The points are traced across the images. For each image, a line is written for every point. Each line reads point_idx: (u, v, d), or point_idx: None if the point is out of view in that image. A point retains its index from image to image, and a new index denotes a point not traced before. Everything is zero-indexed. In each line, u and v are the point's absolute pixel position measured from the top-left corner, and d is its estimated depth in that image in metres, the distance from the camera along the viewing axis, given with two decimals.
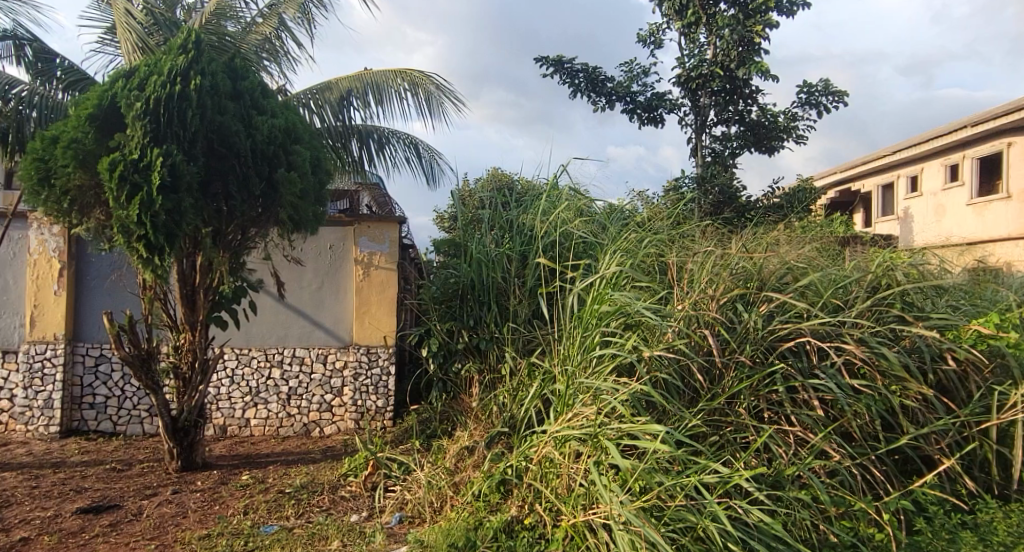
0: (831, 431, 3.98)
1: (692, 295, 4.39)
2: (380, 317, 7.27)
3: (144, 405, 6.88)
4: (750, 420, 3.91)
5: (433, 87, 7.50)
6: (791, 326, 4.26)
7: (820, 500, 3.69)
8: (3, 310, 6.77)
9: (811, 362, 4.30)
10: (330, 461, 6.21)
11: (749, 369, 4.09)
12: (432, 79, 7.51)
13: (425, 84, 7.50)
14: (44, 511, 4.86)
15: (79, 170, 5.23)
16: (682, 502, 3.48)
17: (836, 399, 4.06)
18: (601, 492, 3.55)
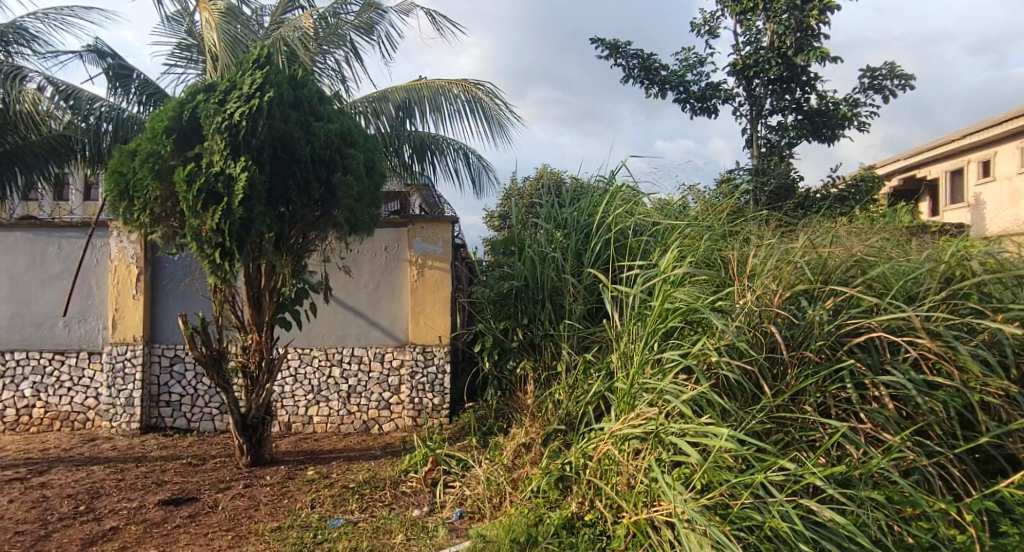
0: (907, 431, 3.86)
1: (755, 289, 4.32)
2: (435, 316, 7.41)
3: (215, 403, 7.21)
4: (817, 417, 3.83)
5: (487, 98, 7.61)
6: (857, 321, 4.15)
7: (896, 500, 3.60)
8: (88, 313, 7.19)
9: (882, 357, 4.19)
10: (391, 457, 6.38)
11: (815, 365, 4.03)
12: (486, 90, 7.61)
13: (478, 95, 7.60)
14: (130, 502, 5.16)
15: (156, 181, 5.52)
16: (748, 500, 3.47)
17: (910, 396, 3.96)
18: (663, 489, 3.57)
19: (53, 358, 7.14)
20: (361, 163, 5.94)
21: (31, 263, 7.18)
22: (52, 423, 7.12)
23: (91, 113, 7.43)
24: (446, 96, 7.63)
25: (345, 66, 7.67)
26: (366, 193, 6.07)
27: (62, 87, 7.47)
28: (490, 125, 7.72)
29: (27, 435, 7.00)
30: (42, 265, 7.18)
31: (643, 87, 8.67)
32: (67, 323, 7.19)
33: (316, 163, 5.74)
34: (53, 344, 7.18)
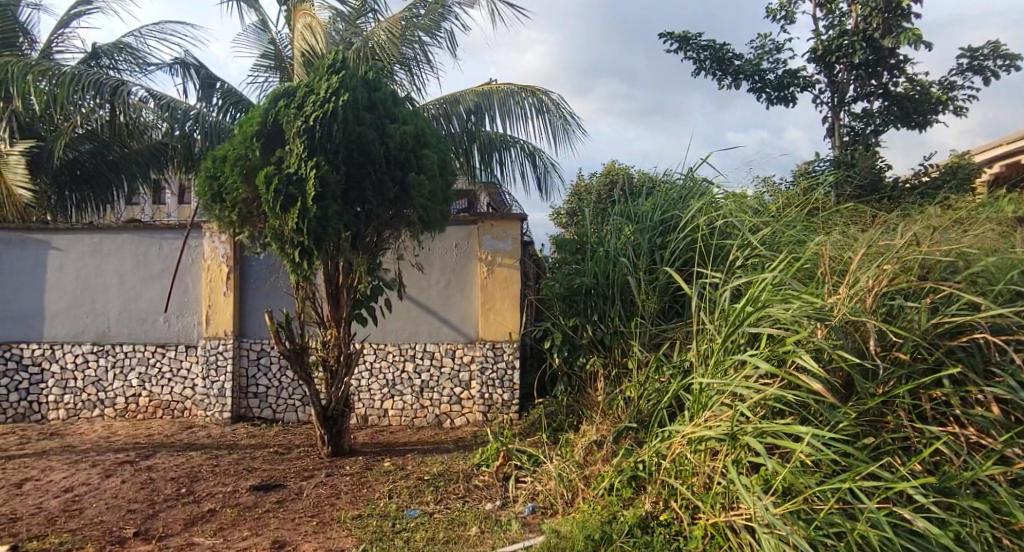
0: (1019, 437, 3.66)
1: (847, 287, 4.18)
2: (504, 313, 7.53)
3: (297, 395, 7.57)
4: (910, 421, 3.73)
5: (555, 106, 7.69)
6: (959, 321, 3.97)
7: (1000, 510, 3.43)
8: (184, 309, 7.69)
9: (986, 358, 3.99)
10: (463, 451, 6.54)
11: (907, 367, 3.88)
12: (554, 98, 7.69)
13: (547, 102, 7.69)
14: (224, 487, 5.51)
15: (245, 184, 5.86)
16: (835, 506, 3.43)
17: (1019, 401, 3.76)
18: (742, 494, 3.56)
19: (154, 351, 7.65)
20: (433, 163, 6.11)
21: (135, 263, 7.72)
22: (154, 411, 7.65)
23: (186, 120, 7.84)
24: (516, 98, 7.76)
25: (417, 69, 7.91)
26: (438, 192, 6.24)
27: (160, 97, 7.92)
28: (556, 134, 7.80)
29: (132, 422, 7.54)
30: (145, 265, 7.71)
31: (717, 77, 8.51)
32: (168, 318, 7.70)
33: (391, 164, 5.94)
34: (154, 338, 7.70)
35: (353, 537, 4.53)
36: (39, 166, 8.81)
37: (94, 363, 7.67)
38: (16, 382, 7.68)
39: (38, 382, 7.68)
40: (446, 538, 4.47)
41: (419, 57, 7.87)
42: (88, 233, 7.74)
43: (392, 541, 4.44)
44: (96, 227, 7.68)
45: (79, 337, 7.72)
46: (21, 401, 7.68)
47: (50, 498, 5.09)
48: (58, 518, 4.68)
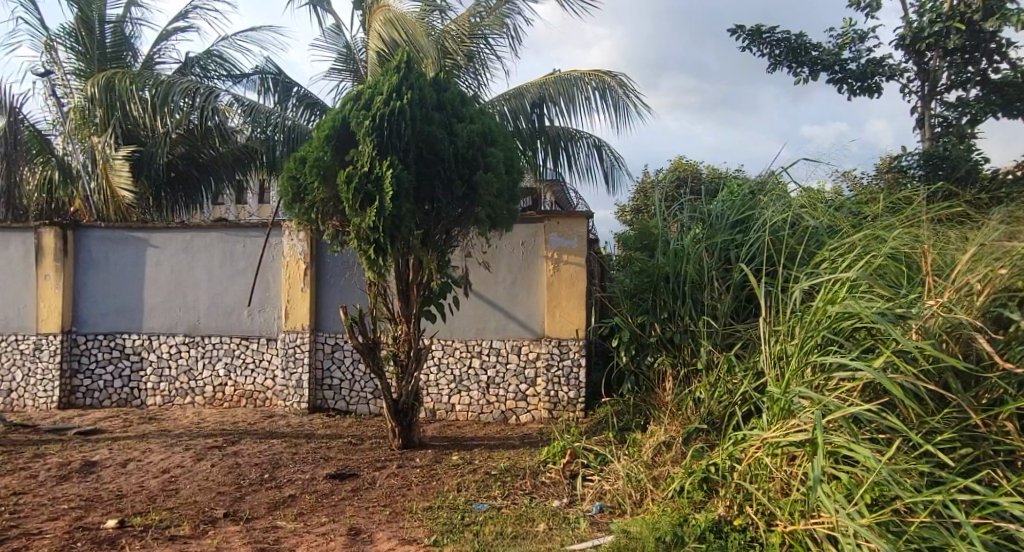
0: None
1: (947, 298, 3.96)
2: (570, 309, 7.54)
3: (369, 388, 7.82)
4: (1015, 432, 3.49)
5: (619, 89, 7.59)
6: None
7: None
8: (265, 304, 8.06)
9: None
10: (530, 447, 6.59)
11: (1012, 376, 3.63)
12: (619, 81, 7.58)
13: (611, 86, 7.60)
14: (304, 474, 5.76)
15: (322, 184, 6.08)
16: (927, 520, 3.31)
17: None
18: (823, 503, 3.46)
19: (238, 343, 8.05)
20: (500, 161, 6.18)
21: (222, 259, 8.14)
22: (238, 400, 8.06)
23: (269, 125, 8.16)
24: (581, 86, 7.68)
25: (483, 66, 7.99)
26: (505, 190, 6.32)
27: (245, 102, 8.34)
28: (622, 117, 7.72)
29: (219, 410, 7.96)
30: (230, 261, 8.12)
31: (793, 70, 8.26)
32: (251, 312, 8.09)
33: (458, 162, 6.04)
34: (238, 330, 8.10)
35: (425, 528, 4.61)
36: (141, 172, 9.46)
37: (186, 353, 8.13)
38: (119, 370, 8.23)
39: (137, 370, 8.20)
40: (515, 532, 4.49)
41: (484, 56, 8.00)
42: (181, 231, 8.21)
43: (462, 534, 4.48)
44: (188, 225, 8.15)
45: (173, 328, 8.20)
46: (123, 387, 8.22)
47: (149, 478, 5.45)
48: (157, 497, 5.01)
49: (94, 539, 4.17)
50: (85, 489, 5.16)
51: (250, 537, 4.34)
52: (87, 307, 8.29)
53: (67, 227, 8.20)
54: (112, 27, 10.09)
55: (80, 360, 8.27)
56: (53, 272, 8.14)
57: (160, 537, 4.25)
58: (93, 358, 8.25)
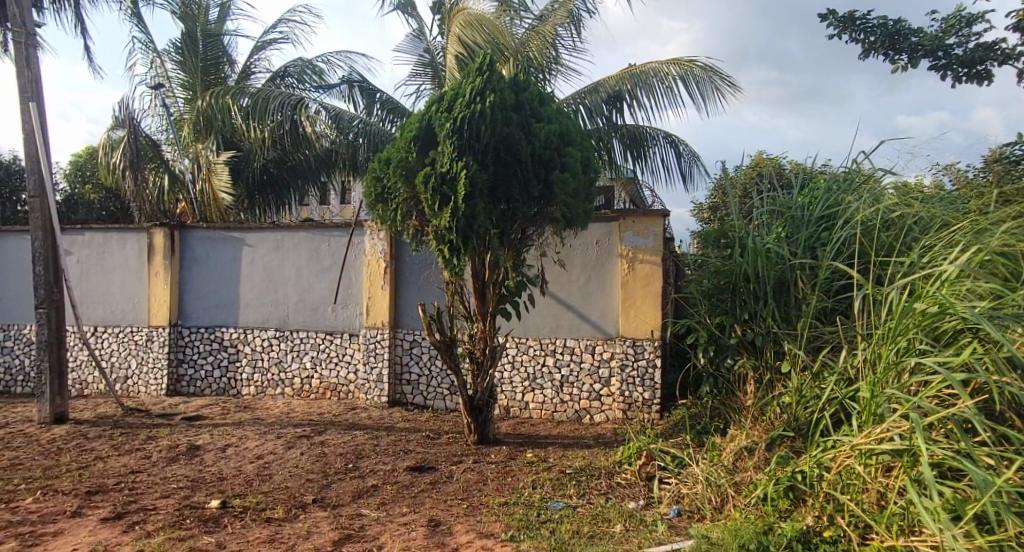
0: None
1: None
2: (646, 309, 7.47)
3: (446, 384, 8.01)
4: None
5: (700, 72, 7.39)
6: None
7: None
8: (349, 301, 8.39)
9: None
10: (605, 448, 6.58)
11: None
12: (698, 65, 7.40)
13: (690, 72, 7.43)
14: (385, 465, 5.98)
15: (404, 185, 6.26)
16: None
17: None
18: (926, 520, 3.31)
19: (324, 338, 8.41)
20: (578, 161, 6.22)
21: (310, 258, 8.52)
22: (323, 392, 8.42)
23: (352, 130, 8.56)
24: (660, 77, 7.56)
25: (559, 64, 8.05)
26: (580, 189, 6.34)
27: (331, 110, 8.71)
28: (704, 99, 7.50)
29: (306, 401, 8.35)
30: (317, 260, 8.49)
31: (889, 58, 7.57)
32: (335, 308, 8.44)
33: (535, 163, 6.10)
34: (324, 325, 8.46)
35: (501, 523, 4.68)
36: (240, 174, 10.09)
37: (277, 346, 8.57)
38: (218, 360, 8.75)
39: (234, 361, 8.70)
40: (590, 532, 4.47)
41: (560, 55, 8.06)
42: (273, 231, 8.65)
43: (538, 531, 4.50)
44: (279, 226, 8.58)
45: (266, 323, 8.65)
46: (221, 377, 8.74)
47: (246, 463, 5.80)
48: (253, 481, 5.33)
49: (200, 517, 4.49)
50: (191, 471, 5.55)
51: (337, 523, 4.55)
52: (190, 301, 8.87)
53: (174, 228, 8.80)
54: (213, 39, 10.72)
55: (184, 351, 8.85)
56: (162, 269, 8.76)
57: (258, 519, 4.53)
58: (196, 349, 8.82)
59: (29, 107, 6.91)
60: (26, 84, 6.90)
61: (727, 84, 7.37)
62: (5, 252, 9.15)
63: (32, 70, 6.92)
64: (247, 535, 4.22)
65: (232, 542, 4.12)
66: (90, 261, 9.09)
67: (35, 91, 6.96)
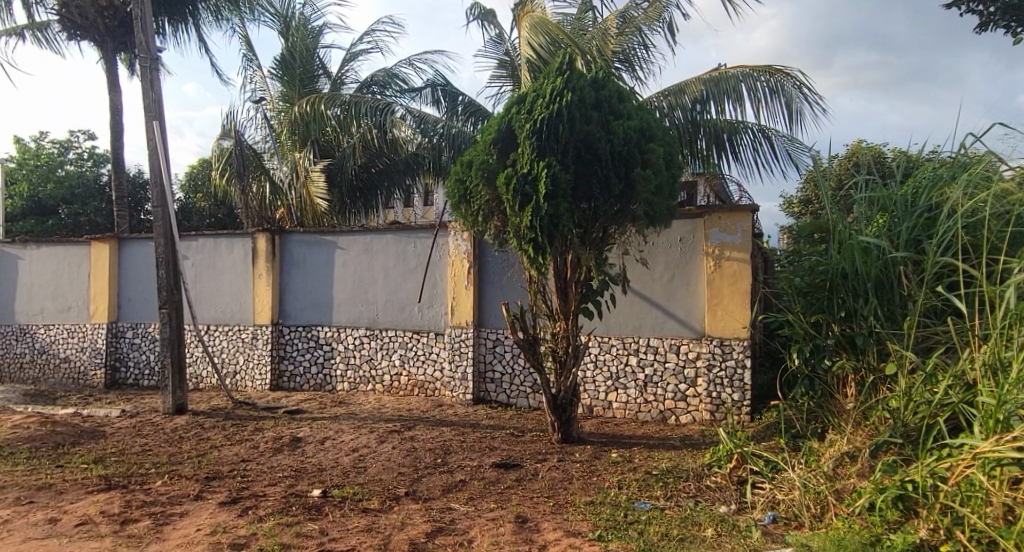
0: None
1: None
2: (734, 308, 7.27)
3: (529, 383, 8.08)
4: None
5: (792, 88, 7.23)
6: None
7: None
8: (434, 301, 8.62)
9: None
10: (692, 449, 6.46)
11: None
12: (791, 72, 7.17)
13: (781, 80, 7.23)
14: (472, 461, 6.11)
15: (486, 187, 6.36)
16: None
17: None
18: None
19: (411, 336, 8.67)
20: (660, 157, 6.14)
21: (397, 259, 8.81)
22: (411, 389, 8.69)
23: (436, 133, 8.83)
24: (748, 82, 7.36)
25: (642, 61, 7.93)
26: (663, 187, 6.25)
27: (415, 114, 9.03)
28: (793, 117, 7.34)
29: (396, 398, 8.63)
30: (404, 261, 8.77)
31: (1009, 32, 7.01)
32: (422, 308, 8.69)
33: (616, 161, 6.08)
34: (411, 324, 8.72)
35: (589, 522, 4.69)
36: (334, 180, 10.58)
37: (368, 344, 8.92)
38: (315, 357, 9.20)
39: (329, 358, 9.12)
40: (680, 535, 4.40)
41: (641, 51, 7.90)
42: (363, 234, 9.01)
43: (627, 531, 4.48)
44: (369, 228, 8.92)
45: (358, 322, 9.02)
46: (318, 373, 9.18)
47: (343, 455, 6.08)
48: (350, 472, 5.59)
49: (304, 505, 4.75)
50: (294, 461, 5.87)
51: (429, 516, 4.70)
52: (289, 302, 9.36)
53: (274, 232, 9.32)
54: (309, 53, 11.30)
55: (285, 348, 9.34)
56: (264, 271, 9.30)
57: (356, 509, 4.75)
58: (295, 346, 9.30)
59: (153, 125, 7.51)
60: (151, 105, 7.51)
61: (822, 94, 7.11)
62: (129, 257, 9.97)
63: (155, 91, 7.53)
64: (346, 524, 4.44)
65: (333, 529, 4.34)
66: (202, 265, 9.76)
67: (157, 110, 7.56)
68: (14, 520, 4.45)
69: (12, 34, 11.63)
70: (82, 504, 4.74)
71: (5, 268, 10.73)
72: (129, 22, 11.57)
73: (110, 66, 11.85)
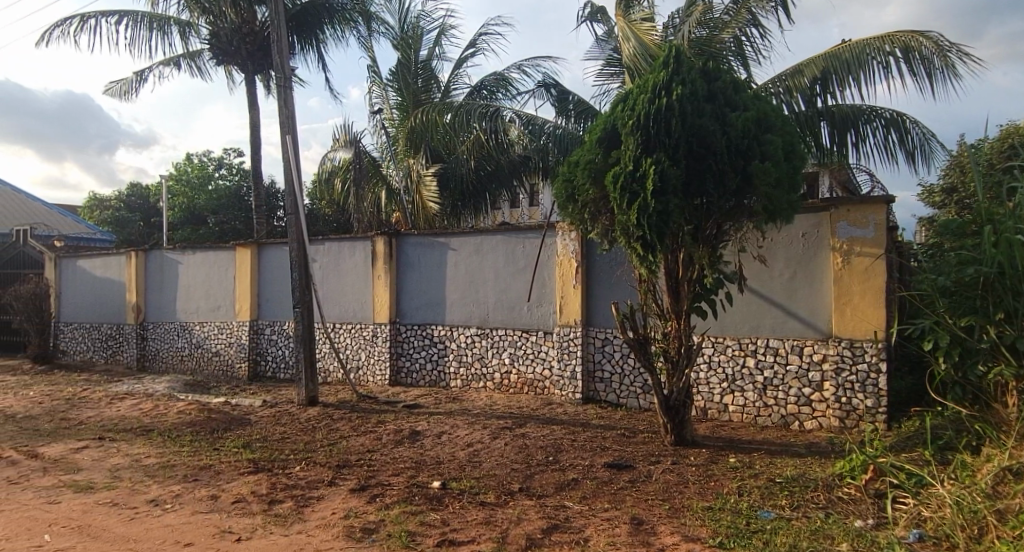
0: None
1: None
2: (865, 307, 6.78)
3: (640, 383, 7.94)
4: None
5: (933, 50, 6.52)
6: None
7: None
8: (542, 301, 8.67)
9: None
10: (819, 457, 6.10)
11: None
12: (925, 38, 6.54)
13: (915, 47, 6.59)
14: (584, 460, 6.09)
15: (593, 186, 6.30)
16: None
17: None
18: None
19: (521, 335, 8.77)
20: (779, 149, 5.84)
21: (507, 259, 8.95)
22: (521, 387, 8.78)
23: (543, 135, 8.91)
24: (874, 55, 6.82)
25: (754, 49, 7.62)
26: (784, 180, 5.93)
27: (524, 116, 9.14)
28: (934, 80, 6.69)
29: (507, 395, 8.75)
30: (513, 261, 8.89)
31: None
32: (531, 307, 8.76)
33: (732, 154, 5.84)
34: (521, 323, 8.81)
35: (708, 527, 4.55)
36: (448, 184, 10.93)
37: (479, 343, 9.11)
38: (429, 355, 9.52)
39: (443, 355, 9.41)
40: (811, 547, 4.17)
41: (753, 40, 7.59)
42: (474, 235, 9.21)
43: (751, 540, 4.31)
44: (480, 229, 9.11)
45: (469, 321, 9.23)
46: (432, 370, 9.49)
47: (459, 450, 6.25)
48: (466, 466, 5.74)
49: (427, 495, 4.93)
50: (414, 453, 6.11)
51: (544, 512, 4.73)
52: (405, 301, 9.75)
53: (392, 235, 9.75)
54: (424, 63, 11.77)
55: (402, 346, 9.74)
56: (383, 272, 9.73)
57: (474, 501, 4.88)
58: (411, 344, 9.67)
59: (286, 138, 8.06)
60: (285, 120, 8.06)
61: (964, 58, 6.43)
62: (266, 261, 10.77)
63: (289, 108, 8.07)
64: (465, 516, 4.56)
65: (454, 520, 4.47)
66: (327, 267, 10.38)
67: (291, 125, 8.09)
68: (183, 495, 4.92)
69: (170, 63, 12.84)
70: (236, 483, 5.18)
71: (168, 271, 11.92)
72: (268, 46, 12.44)
73: (251, 86, 12.84)
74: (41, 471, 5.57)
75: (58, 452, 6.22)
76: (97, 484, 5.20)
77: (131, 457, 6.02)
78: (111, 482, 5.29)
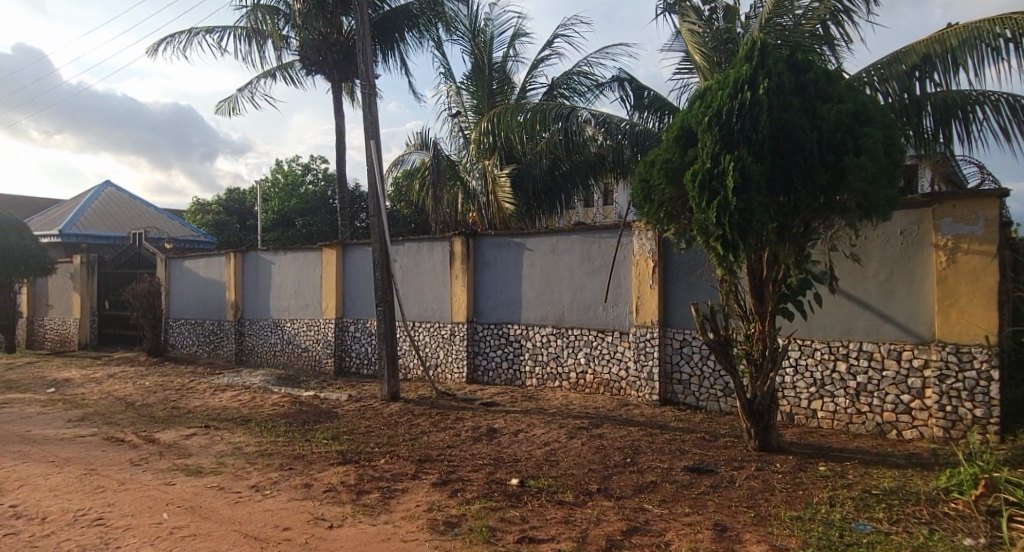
0: None
1: None
2: (971, 309, 6.31)
3: (721, 385, 7.68)
4: None
5: None
6: None
7: None
8: (618, 301, 8.55)
9: None
10: (919, 470, 5.72)
11: None
12: None
13: None
14: (663, 463, 5.95)
15: (670, 186, 6.15)
16: None
17: None
18: None
19: (597, 335, 8.68)
20: (877, 142, 5.53)
21: (582, 258, 8.88)
22: (598, 387, 8.68)
23: (619, 132, 8.76)
24: (981, 40, 6.35)
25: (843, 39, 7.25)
26: (880, 175, 5.58)
27: (600, 115, 9.05)
28: None
29: (583, 395, 8.68)
30: (589, 261, 8.81)
31: None
32: (607, 307, 8.64)
33: (823, 148, 5.55)
34: (598, 323, 8.71)
35: (798, 538, 4.34)
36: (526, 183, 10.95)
37: (554, 342, 9.08)
38: (506, 353, 9.56)
39: (519, 354, 9.43)
40: None
41: (842, 29, 7.25)
42: (550, 235, 9.19)
43: None
44: (554, 230, 9.07)
45: (545, 320, 9.22)
46: (509, 368, 9.53)
47: (536, 448, 6.23)
48: (544, 465, 5.72)
49: (506, 492, 4.94)
50: (492, 450, 6.14)
51: (624, 514, 4.65)
52: (482, 300, 9.83)
53: (469, 235, 9.86)
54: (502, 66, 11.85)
55: (479, 344, 9.83)
56: (460, 272, 9.86)
57: (553, 500, 4.85)
58: (487, 342, 9.74)
59: (370, 144, 8.28)
60: (369, 126, 8.28)
61: None
62: (349, 261, 11.11)
63: (373, 114, 8.28)
64: (545, 514, 4.54)
65: (534, 518, 4.46)
66: (406, 266, 10.61)
67: (374, 130, 8.31)
68: (280, 482, 5.13)
69: (264, 75, 13.49)
70: (327, 473, 5.37)
71: (260, 270, 12.51)
72: (353, 54, 12.90)
73: (338, 95, 13.31)
74: (158, 455, 5.95)
75: (171, 438, 6.63)
76: (205, 469, 5.51)
77: (233, 444, 6.34)
78: (217, 467, 5.59)
